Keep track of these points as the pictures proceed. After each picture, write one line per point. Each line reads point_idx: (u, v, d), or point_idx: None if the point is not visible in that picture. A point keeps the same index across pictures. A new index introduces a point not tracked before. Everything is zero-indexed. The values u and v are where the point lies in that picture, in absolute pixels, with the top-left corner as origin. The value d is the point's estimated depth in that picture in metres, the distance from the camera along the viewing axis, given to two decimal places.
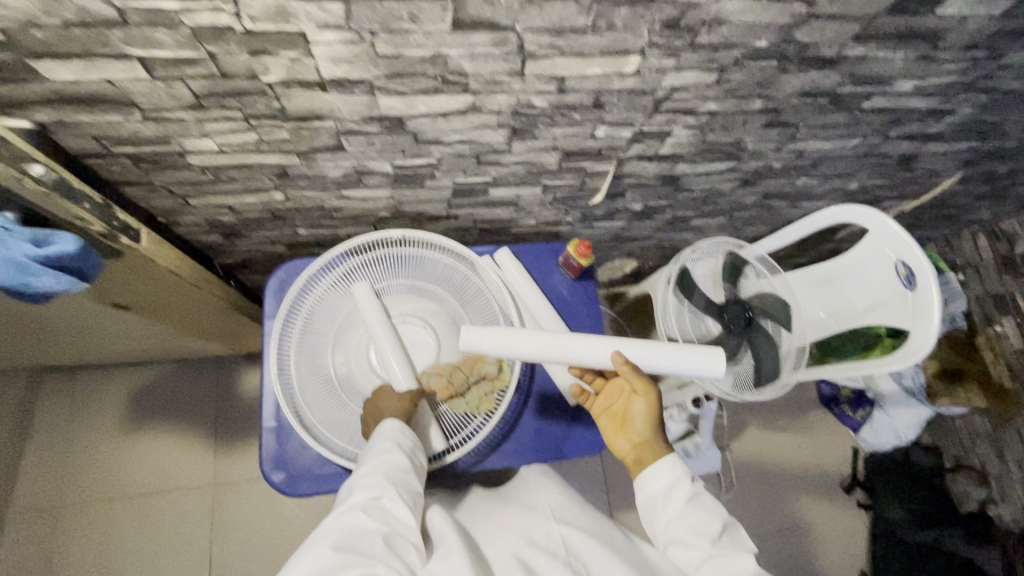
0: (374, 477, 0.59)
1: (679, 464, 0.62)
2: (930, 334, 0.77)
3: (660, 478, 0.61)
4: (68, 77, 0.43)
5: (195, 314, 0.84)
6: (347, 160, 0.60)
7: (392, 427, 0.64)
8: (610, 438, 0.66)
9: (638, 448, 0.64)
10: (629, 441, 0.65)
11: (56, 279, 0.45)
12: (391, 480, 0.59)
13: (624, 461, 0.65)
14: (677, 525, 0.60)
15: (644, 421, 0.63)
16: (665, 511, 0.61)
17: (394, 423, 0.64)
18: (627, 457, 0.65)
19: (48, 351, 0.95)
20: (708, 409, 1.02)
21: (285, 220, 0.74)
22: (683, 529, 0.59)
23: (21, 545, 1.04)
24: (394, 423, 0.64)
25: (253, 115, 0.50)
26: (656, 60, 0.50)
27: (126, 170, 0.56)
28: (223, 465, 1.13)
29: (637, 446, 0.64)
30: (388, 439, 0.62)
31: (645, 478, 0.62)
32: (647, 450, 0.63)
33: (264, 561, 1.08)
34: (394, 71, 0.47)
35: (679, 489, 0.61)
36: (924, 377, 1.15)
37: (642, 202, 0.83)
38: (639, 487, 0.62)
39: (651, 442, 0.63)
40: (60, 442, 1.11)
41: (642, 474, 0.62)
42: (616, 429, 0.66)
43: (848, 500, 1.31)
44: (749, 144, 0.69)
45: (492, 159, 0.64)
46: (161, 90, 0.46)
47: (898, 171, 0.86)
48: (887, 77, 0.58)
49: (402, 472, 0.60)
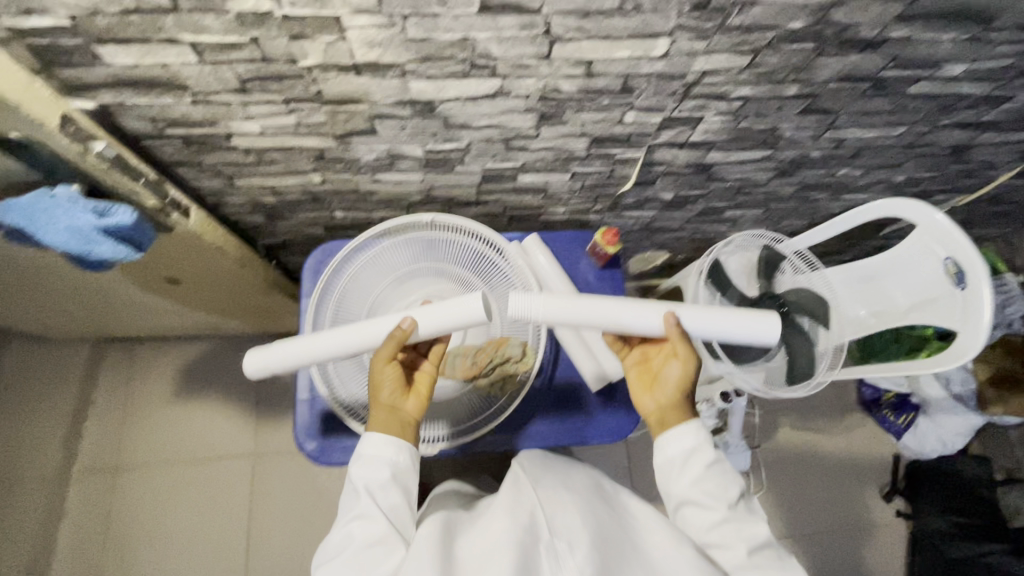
0: (344, 521, 0.61)
1: (701, 431, 0.65)
2: (979, 336, 0.72)
3: (682, 441, 0.64)
4: (127, 62, 0.46)
5: (238, 291, 0.89)
6: (381, 144, 0.63)
7: (361, 460, 0.63)
8: (636, 395, 0.70)
9: (662, 410, 0.67)
10: (655, 400, 0.68)
11: (114, 248, 0.49)
12: (351, 526, 0.60)
13: (647, 419, 0.69)
14: (694, 489, 0.63)
15: (674, 386, 0.66)
16: (683, 473, 0.64)
17: (363, 454, 0.63)
18: (650, 416, 0.68)
19: (108, 322, 1.02)
20: (740, 405, 1.00)
21: (323, 203, 0.77)
22: (700, 494, 0.63)
23: (80, 500, 1.13)
24: (362, 456, 0.63)
25: (293, 99, 0.53)
26: (686, 43, 0.49)
27: (178, 151, 0.61)
28: (262, 437, 1.19)
29: (663, 408, 0.67)
30: (356, 477, 0.62)
31: (667, 439, 0.65)
32: (672, 413, 0.66)
33: (299, 529, 1.14)
34: (425, 55, 0.48)
35: (698, 455, 0.64)
36: (972, 382, 1.10)
37: (673, 191, 0.82)
38: (658, 446, 0.66)
39: (677, 406, 0.66)
40: (117, 409, 1.19)
41: (664, 434, 0.65)
42: (644, 388, 0.69)
43: (887, 508, 1.26)
44: (786, 131, 0.67)
45: (521, 145, 0.65)
46: (210, 74, 0.49)
47: (950, 163, 0.81)
48: (935, 61, 0.56)
49: (363, 518, 0.60)
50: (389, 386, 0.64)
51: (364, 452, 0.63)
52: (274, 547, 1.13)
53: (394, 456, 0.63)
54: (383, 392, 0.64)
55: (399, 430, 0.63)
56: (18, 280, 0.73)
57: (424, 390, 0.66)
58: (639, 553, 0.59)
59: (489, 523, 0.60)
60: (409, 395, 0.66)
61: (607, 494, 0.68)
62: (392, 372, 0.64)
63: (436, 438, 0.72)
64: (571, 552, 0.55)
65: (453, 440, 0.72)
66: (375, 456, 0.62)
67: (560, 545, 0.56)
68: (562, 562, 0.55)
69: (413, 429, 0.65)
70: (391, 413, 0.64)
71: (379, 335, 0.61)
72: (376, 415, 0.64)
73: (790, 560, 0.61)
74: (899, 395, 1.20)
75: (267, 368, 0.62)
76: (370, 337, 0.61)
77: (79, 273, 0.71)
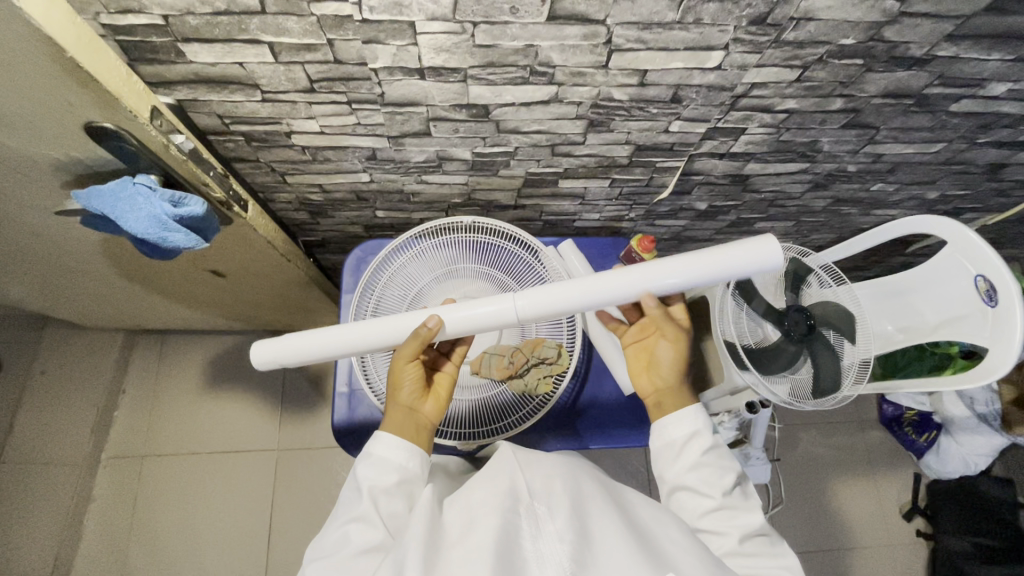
0: (342, 522, 0.56)
1: (700, 416, 0.66)
2: (1008, 355, 0.72)
3: (681, 423, 0.66)
4: (207, 60, 0.49)
5: (277, 286, 0.92)
6: (432, 146, 0.65)
7: (369, 460, 0.60)
8: (635, 376, 0.72)
9: (660, 392, 0.69)
10: (652, 383, 0.70)
11: (187, 237, 0.51)
12: (349, 526, 0.55)
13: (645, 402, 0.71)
14: (690, 474, 0.63)
15: (671, 366, 0.69)
16: (679, 458, 0.65)
17: (374, 455, 0.60)
18: (648, 398, 0.70)
19: (146, 313, 1.05)
20: (765, 417, 0.96)
21: (367, 202, 0.80)
22: (696, 479, 0.63)
23: (107, 488, 1.15)
24: (372, 457, 0.60)
25: (356, 100, 0.55)
26: (740, 56, 0.51)
27: (239, 147, 0.63)
28: (287, 432, 1.21)
29: (662, 390, 0.69)
30: (362, 478, 0.58)
31: (667, 422, 0.66)
32: (670, 396, 0.68)
33: (319, 525, 1.15)
34: (488, 61, 0.50)
35: (697, 439, 0.65)
36: (997, 403, 1.09)
37: (707, 201, 0.84)
38: (659, 428, 0.67)
39: (675, 391, 0.68)
40: (146, 399, 1.21)
41: (663, 417, 0.67)
42: (642, 370, 0.72)
43: (906, 527, 1.25)
44: (825, 144, 0.68)
45: (566, 151, 0.67)
46: (282, 74, 0.51)
47: (983, 181, 0.82)
48: (979, 79, 0.57)
49: (364, 520, 0.55)
50: (410, 385, 0.63)
51: (375, 453, 0.60)
52: (296, 540, 1.14)
53: (404, 460, 0.60)
54: (402, 391, 0.63)
55: (414, 432, 0.61)
56: (72, 270, 0.75)
57: (443, 393, 0.66)
58: (643, 527, 0.51)
59: (465, 491, 0.54)
60: (427, 398, 0.65)
61: (602, 471, 0.60)
62: (414, 372, 0.63)
63: (465, 434, 0.73)
64: (552, 517, 0.49)
65: (485, 438, 0.72)
66: (386, 459, 0.59)
67: (540, 509, 0.50)
68: (542, 528, 0.48)
69: (428, 433, 0.63)
70: (408, 413, 0.63)
71: (403, 332, 0.61)
72: (394, 415, 0.62)
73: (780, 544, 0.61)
74: (921, 413, 1.18)
75: (276, 358, 0.61)
76: (395, 333, 0.61)
77: (132, 263, 0.74)
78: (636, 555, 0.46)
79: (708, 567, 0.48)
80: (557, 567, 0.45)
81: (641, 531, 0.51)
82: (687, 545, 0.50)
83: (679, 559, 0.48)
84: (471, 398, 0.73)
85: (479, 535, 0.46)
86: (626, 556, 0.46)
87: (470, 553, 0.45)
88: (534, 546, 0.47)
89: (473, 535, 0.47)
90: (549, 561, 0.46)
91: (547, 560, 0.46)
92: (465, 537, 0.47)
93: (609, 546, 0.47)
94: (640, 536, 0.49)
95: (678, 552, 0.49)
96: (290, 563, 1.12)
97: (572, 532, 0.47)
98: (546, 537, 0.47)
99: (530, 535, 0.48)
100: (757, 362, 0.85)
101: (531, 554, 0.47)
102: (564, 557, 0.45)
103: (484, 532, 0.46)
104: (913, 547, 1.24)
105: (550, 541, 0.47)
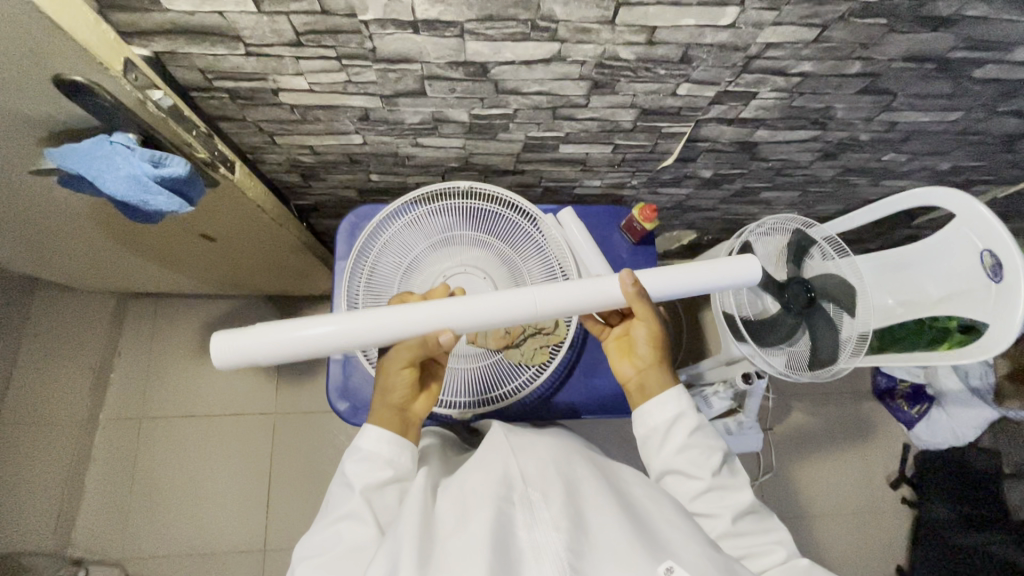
0: (329, 521, 0.55)
1: (682, 397, 0.65)
2: (1010, 329, 0.70)
3: (663, 406, 0.64)
4: (184, 8, 0.45)
5: (269, 250, 0.90)
6: (428, 106, 0.61)
7: (358, 455, 0.59)
8: (615, 363, 0.70)
9: (642, 373, 0.68)
10: (634, 366, 0.69)
11: (170, 200, 0.49)
12: (338, 525, 0.54)
13: (627, 386, 0.69)
14: (678, 457, 0.63)
15: (648, 346, 0.67)
16: (666, 443, 0.63)
17: (362, 450, 0.59)
18: (630, 381, 0.69)
19: (138, 278, 1.03)
20: (760, 386, 0.91)
21: (360, 165, 0.77)
22: (683, 462, 0.62)
23: (108, 447, 1.16)
24: (360, 452, 0.59)
25: (345, 56, 0.52)
26: (755, 13, 0.48)
27: (225, 105, 0.60)
28: (284, 396, 1.22)
29: (642, 372, 0.67)
30: (351, 474, 0.58)
31: (648, 406, 0.65)
32: (651, 378, 0.67)
33: (317, 486, 1.17)
34: (487, 14, 0.47)
35: (682, 421, 0.64)
36: (991, 376, 1.12)
37: (713, 169, 0.81)
38: (640, 413, 0.65)
39: (654, 370, 0.67)
40: (140, 363, 1.21)
41: (644, 401, 0.66)
42: (621, 356, 0.70)
43: (892, 495, 1.28)
44: (839, 111, 0.65)
45: (568, 114, 0.64)
46: (266, 25, 0.48)
47: (998, 151, 0.80)
48: (1008, 42, 0.54)
49: (354, 518, 0.54)
50: (402, 387, 0.62)
51: (363, 448, 0.59)
52: (292, 502, 1.16)
53: (395, 455, 0.59)
54: (394, 393, 0.62)
55: (407, 431, 0.62)
56: (54, 233, 0.73)
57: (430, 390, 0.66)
58: (639, 513, 0.52)
59: (458, 479, 0.54)
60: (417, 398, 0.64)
61: (597, 455, 0.61)
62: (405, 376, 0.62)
63: (461, 404, 0.71)
64: (547, 505, 0.49)
65: (479, 407, 0.71)
66: (376, 454, 0.59)
67: (534, 497, 0.50)
68: (537, 515, 0.48)
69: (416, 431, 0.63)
70: (400, 414, 0.62)
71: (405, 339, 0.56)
72: (383, 415, 0.61)
73: (769, 520, 0.63)
74: (914, 386, 1.22)
75: (250, 356, 0.53)
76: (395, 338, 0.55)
77: (113, 224, 0.71)
78: (632, 543, 0.46)
79: (707, 552, 0.48)
80: (553, 557, 0.45)
81: (636, 515, 0.51)
82: (686, 529, 0.50)
83: (678, 544, 0.48)
84: (467, 368, 0.71)
85: (473, 526, 0.47)
86: (623, 546, 0.46)
87: (466, 544, 0.45)
88: (529, 536, 0.47)
89: (467, 526, 0.47)
90: (545, 552, 0.45)
91: (543, 550, 0.46)
92: (459, 528, 0.48)
93: (606, 533, 0.47)
94: (636, 521, 0.50)
95: (675, 536, 0.49)
96: (288, 523, 1.15)
97: (567, 520, 0.47)
98: (541, 525, 0.47)
99: (525, 524, 0.48)
100: (756, 335, 0.83)
101: (527, 544, 0.46)
102: (559, 546, 0.45)
103: (479, 523, 0.47)
104: (897, 514, 1.27)
105: (546, 530, 0.47)
